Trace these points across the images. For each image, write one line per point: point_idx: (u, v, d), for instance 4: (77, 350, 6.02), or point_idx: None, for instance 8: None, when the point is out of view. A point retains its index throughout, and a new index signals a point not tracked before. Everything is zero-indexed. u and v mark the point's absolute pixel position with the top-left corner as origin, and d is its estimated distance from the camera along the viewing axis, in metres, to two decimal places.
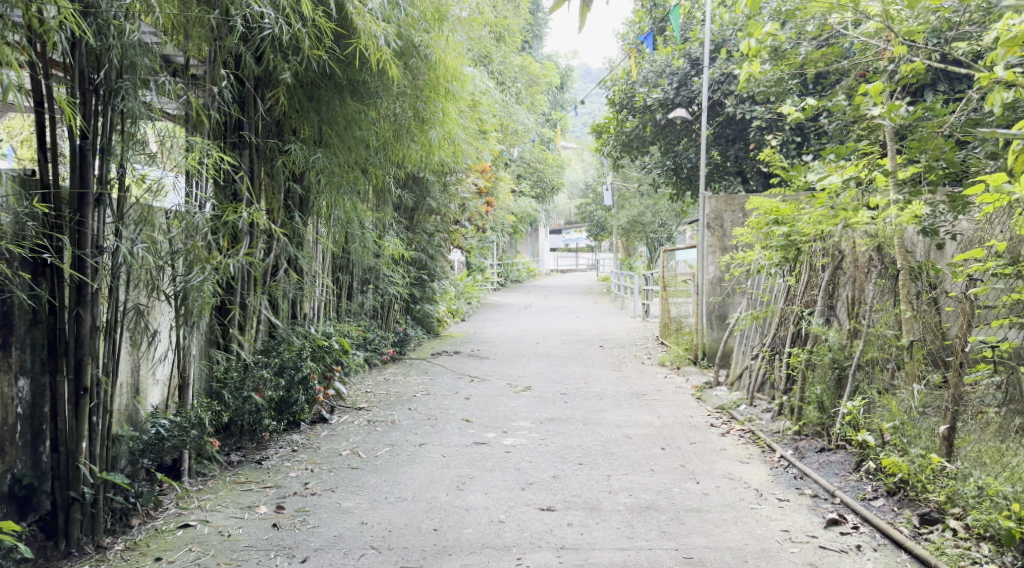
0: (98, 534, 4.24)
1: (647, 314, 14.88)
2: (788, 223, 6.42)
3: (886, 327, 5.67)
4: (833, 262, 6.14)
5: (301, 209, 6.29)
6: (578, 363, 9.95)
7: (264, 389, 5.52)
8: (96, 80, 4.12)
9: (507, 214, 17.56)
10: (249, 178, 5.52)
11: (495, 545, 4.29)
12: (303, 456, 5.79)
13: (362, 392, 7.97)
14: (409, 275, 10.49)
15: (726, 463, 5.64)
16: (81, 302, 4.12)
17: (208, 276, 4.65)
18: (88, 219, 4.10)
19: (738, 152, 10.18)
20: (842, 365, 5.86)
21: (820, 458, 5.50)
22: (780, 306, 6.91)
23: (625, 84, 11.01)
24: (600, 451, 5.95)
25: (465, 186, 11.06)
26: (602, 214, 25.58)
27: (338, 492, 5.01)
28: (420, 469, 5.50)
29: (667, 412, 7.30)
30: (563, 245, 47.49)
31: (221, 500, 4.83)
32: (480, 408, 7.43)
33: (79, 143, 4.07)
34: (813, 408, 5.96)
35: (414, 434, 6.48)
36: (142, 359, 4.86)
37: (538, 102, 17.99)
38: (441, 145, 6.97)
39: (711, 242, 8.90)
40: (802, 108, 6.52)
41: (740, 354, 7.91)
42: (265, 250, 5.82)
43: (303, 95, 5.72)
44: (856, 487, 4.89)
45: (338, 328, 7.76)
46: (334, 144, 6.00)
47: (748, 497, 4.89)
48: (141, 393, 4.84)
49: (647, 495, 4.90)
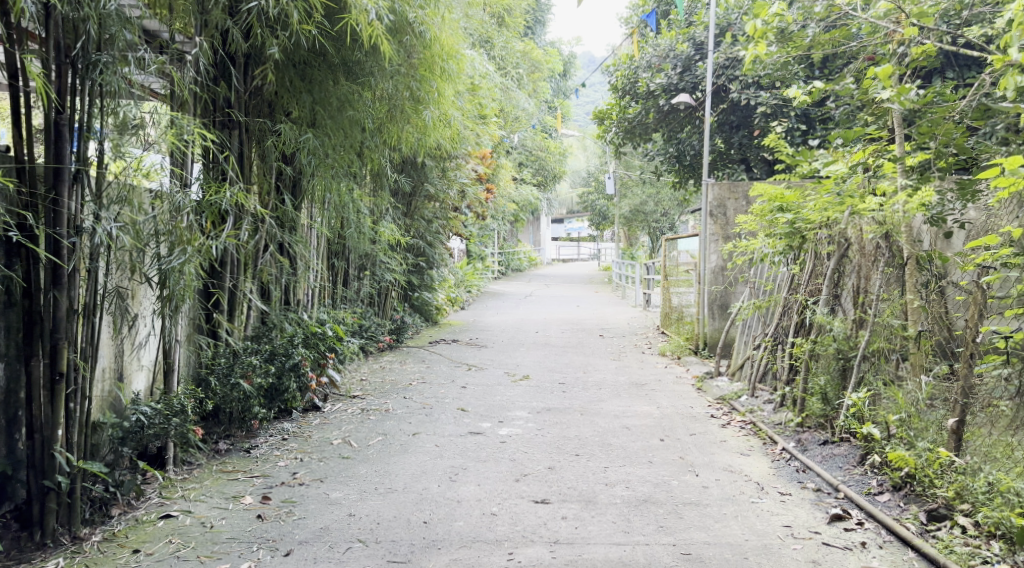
0: (76, 525, 4.09)
1: (648, 304, 14.74)
2: (793, 210, 6.32)
3: (892, 317, 5.48)
4: (839, 250, 6.01)
5: (293, 191, 6.19)
6: (578, 352, 9.82)
7: (253, 376, 5.40)
8: (73, 51, 3.98)
9: (509, 202, 17.40)
10: (238, 158, 5.43)
11: (486, 539, 4.14)
12: (293, 444, 5.66)
13: (357, 380, 7.83)
14: (408, 261, 10.32)
15: (727, 456, 5.49)
16: (57, 284, 3.97)
17: (191, 260, 4.48)
18: (63, 197, 3.97)
19: (743, 139, 10.01)
20: (847, 356, 5.70)
21: (824, 451, 5.33)
22: (783, 296, 6.75)
23: (627, 69, 10.82)
24: (598, 442, 5.80)
25: (465, 171, 10.87)
26: (604, 203, 25.40)
27: (327, 482, 4.86)
28: (413, 459, 5.36)
29: (666, 403, 7.16)
30: (565, 233, 47.32)
31: (206, 490, 4.69)
32: (476, 397, 7.29)
33: (54, 117, 3.94)
34: (816, 400, 5.81)
35: (408, 423, 6.33)
36: (125, 343, 4.71)
37: (540, 89, 17.75)
38: (439, 126, 6.78)
39: (713, 230, 8.74)
40: (809, 91, 6.37)
41: (741, 345, 7.76)
42: (252, 234, 5.66)
43: (295, 74, 5.61)
44: (861, 482, 4.73)
45: (333, 315, 7.62)
46: (327, 126, 5.86)
47: (749, 490, 4.74)
48: (123, 380, 4.69)
49: (644, 488, 4.75)
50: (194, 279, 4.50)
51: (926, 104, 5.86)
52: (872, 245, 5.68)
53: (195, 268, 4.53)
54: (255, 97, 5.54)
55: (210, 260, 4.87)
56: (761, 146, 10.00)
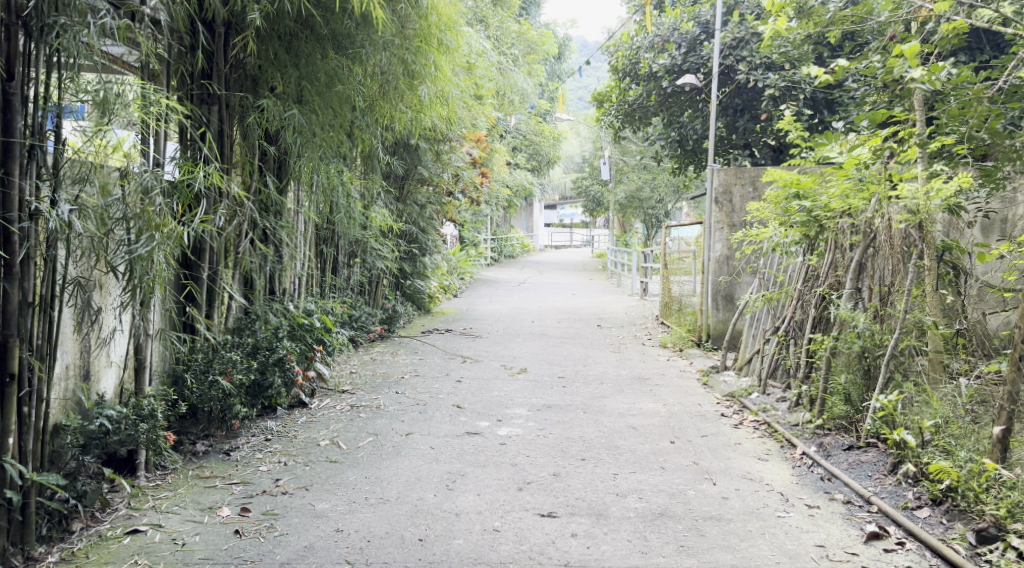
0: (29, 544, 3.70)
1: (645, 292, 14.32)
2: (810, 198, 5.96)
3: (923, 313, 5.11)
4: (864, 241, 5.53)
5: (277, 173, 5.94)
6: (576, 344, 9.41)
7: (233, 372, 5.08)
8: (25, 11, 3.61)
9: (503, 188, 17.00)
10: (217, 137, 5.18)
11: (488, 561, 3.76)
12: (277, 446, 5.25)
13: (346, 373, 7.43)
14: (399, 248, 9.88)
15: (744, 461, 5.09)
16: (9, 276, 3.60)
17: (158, 248, 4.06)
18: (13, 176, 3.59)
19: (747, 123, 9.58)
20: (872, 355, 5.31)
21: (850, 458, 4.92)
22: (796, 287, 6.35)
23: (627, 49, 10.38)
24: (604, 445, 5.41)
25: (459, 154, 10.16)
26: (599, 189, 24.92)
27: (313, 491, 4.45)
28: (406, 463, 4.96)
29: (673, 399, 6.77)
30: (558, 218, 46.95)
31: (180, 500, 4.30)
32: (472, 392, 6.89)
33: (3, 86, 3.57)
34: (838, 400, 5.42)
35: (400, 421, 5.92)
36: (94, 339, 4.31)
37: (536, 71, 17.27)
38: (435, 103, 6.37)
39: (718, 218, 8.33)
40: (832, 70, 5.95)
41: (749, 338, 7.36)
42: (228, 219, 5.25)
43: (280, 45, 5.29)
44: (894, 494, 4.35)
45: (320, 305, 7.21)
46: (314, 102, 5.52)
47: (773, 503, 4.35)
48: (91, 380, 4.30)
49: (660, 499, 4.36)
50: (163, 267, 4.09)
51: (959, 83, 5.51)
52: (899, 234, 5.31)
53: (164, 256, 4.11)
54: (235, 70, 5.27)
55: (181, 248, 4.45)
56: (766, 131, 9.58)
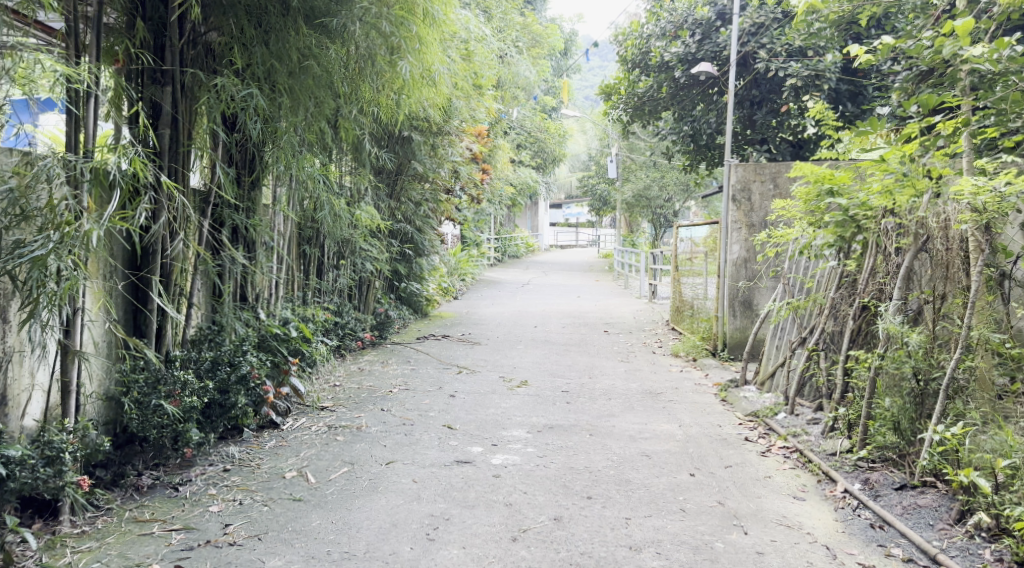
0: None
1: (654, 295, 13.51)
2: (845, 195, 5.24)
3: (990, 329, 4.35)
4: (915, 245, 4.76)
5: (249, 169, 5.23)
6: (580, 352, 8.65)
7: (182, 396, 4.32)
8: None
9: (508, 187, 16.22)
10: (171, 122, 4.48)
11: None
12: (235, 479, 4.49)
13: (328, 386, 6.69)
14: (392, 249, 9.11)
15: (777, 500, 4.36)
16: None
17: (59, 251, 3.52)
18: None
19: (765, 117, 8.82)
20: (927, 377, 4.55)
21: (903, 499, 4.19)
22: (828, 295, 5.62)
23: (637, 38, 9.61)
24: (614, 478, 4.68)
25: (457, 149, 9.39)
26: (605, 189, 24.12)
27: (266, 541, 3.79)
28: (383, 501, 4.25)
29: (690, 419, 6.03)
30: (563, 219, 46.14)
31: (104, 553, 3.65)
32: (466, 410, 6.16)
33: None
34: (885, 428, 4.68)
35: (381, 447, 5.19)
36: (9, 360, 3.65)
37: (541, 67, 16.47)
38: (423, 84, 5.59)
39: (735, 218, 7.58)
40: (874, 50, 5.23)
41: (772, 350, 6.51)
42: (155, 216, 4.41)
43: (246, 17, 4.63)
44: (967, 553, 3.73)
45: (298, 312, 6.47)
46: (284, 85, 4.82)
47: (819, 561, 3.75)
48: (9, 404, 3.65)
49: (680, 555, 3.74)
50: (66, 274, 3.54)
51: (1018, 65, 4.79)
52: (957, 238, 4.59)
53: (68, 261, 3.56)
54: (192, 47, 4.57)
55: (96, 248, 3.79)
56: (785, 125, 8.82)
